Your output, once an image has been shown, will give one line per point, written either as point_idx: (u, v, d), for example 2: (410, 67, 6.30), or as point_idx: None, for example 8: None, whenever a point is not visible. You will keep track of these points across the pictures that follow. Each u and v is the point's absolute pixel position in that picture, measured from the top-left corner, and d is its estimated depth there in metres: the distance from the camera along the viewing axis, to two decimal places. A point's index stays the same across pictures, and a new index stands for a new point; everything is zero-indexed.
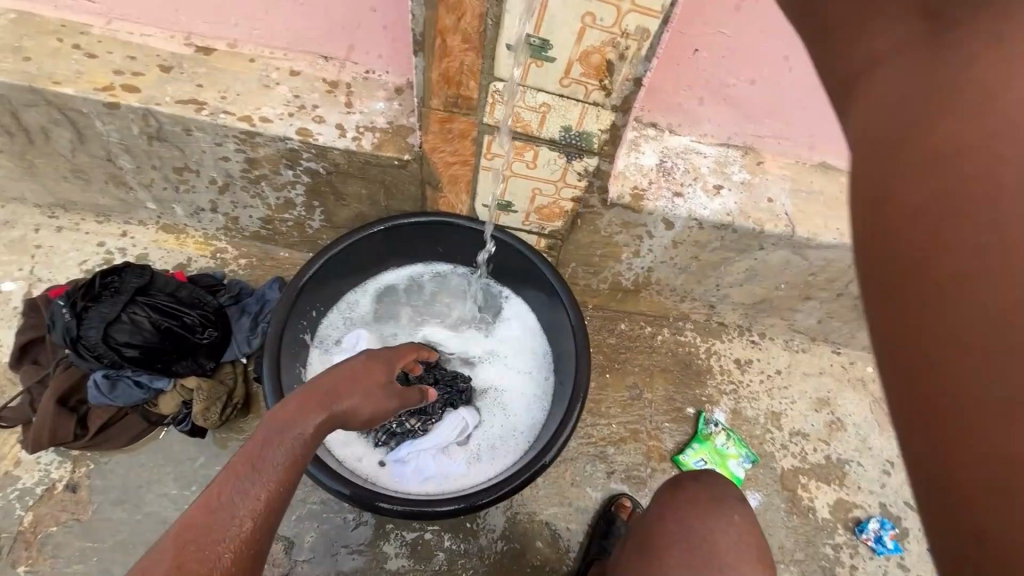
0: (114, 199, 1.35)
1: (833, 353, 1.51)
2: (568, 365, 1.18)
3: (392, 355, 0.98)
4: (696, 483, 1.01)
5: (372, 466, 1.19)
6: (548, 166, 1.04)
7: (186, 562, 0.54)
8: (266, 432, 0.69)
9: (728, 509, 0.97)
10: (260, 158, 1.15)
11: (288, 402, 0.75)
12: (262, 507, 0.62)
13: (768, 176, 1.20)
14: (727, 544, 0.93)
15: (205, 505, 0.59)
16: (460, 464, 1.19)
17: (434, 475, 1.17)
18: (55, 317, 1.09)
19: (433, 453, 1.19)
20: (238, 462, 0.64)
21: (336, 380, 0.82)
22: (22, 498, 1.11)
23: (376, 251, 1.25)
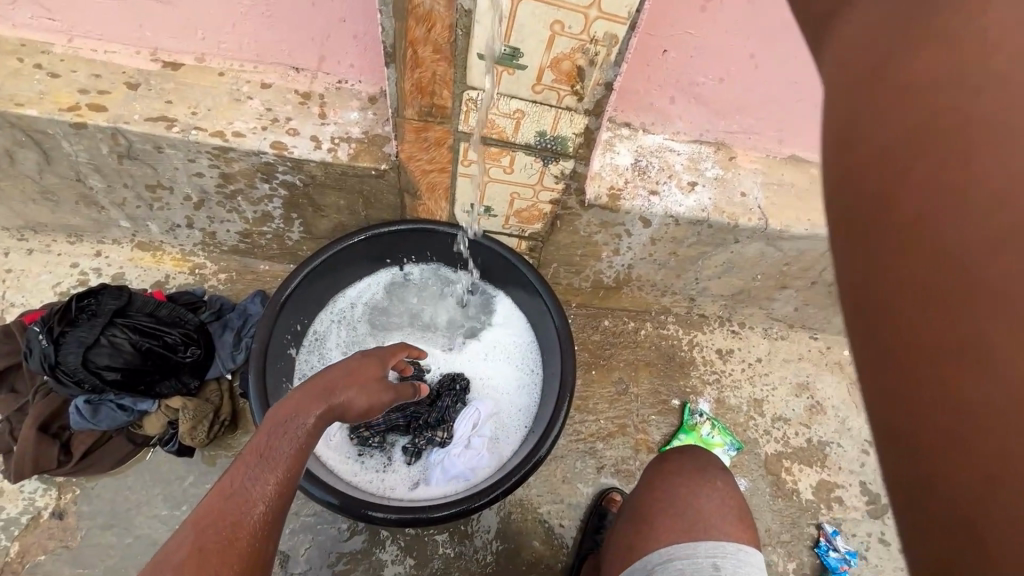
0: (86, 219, 1.32)
1: (810, 339, 1.55)
2: (554, 360, 1.19)
3: (383, 350, 0.92)
4: (680, 454, 1.03)
5: (400, 486, 1.18)
6: (525, 170, 1.05)
7: (206, 544, 0.56)
8: (272, 425, 0.70)
9: (712, 475, 0.98)
10: (234, 173, 1.14)
11: (289, 397, 0.74)
12: (273, 493, 0.63)
13: (741, 170, 1.23)
14: (712, 507, 0.93)
15: (219, 494, 0.61)
16: (484, 455, 1.20)
17: (465, 473, 1.18)
18: (31, 344, 1.06)
19: (454, 453, 1.19)
20: (248, 453, 0.65)
21: (335, 373, 0.79)
22: (7, 528, 1.09)
23: (353, 261, 1.24)
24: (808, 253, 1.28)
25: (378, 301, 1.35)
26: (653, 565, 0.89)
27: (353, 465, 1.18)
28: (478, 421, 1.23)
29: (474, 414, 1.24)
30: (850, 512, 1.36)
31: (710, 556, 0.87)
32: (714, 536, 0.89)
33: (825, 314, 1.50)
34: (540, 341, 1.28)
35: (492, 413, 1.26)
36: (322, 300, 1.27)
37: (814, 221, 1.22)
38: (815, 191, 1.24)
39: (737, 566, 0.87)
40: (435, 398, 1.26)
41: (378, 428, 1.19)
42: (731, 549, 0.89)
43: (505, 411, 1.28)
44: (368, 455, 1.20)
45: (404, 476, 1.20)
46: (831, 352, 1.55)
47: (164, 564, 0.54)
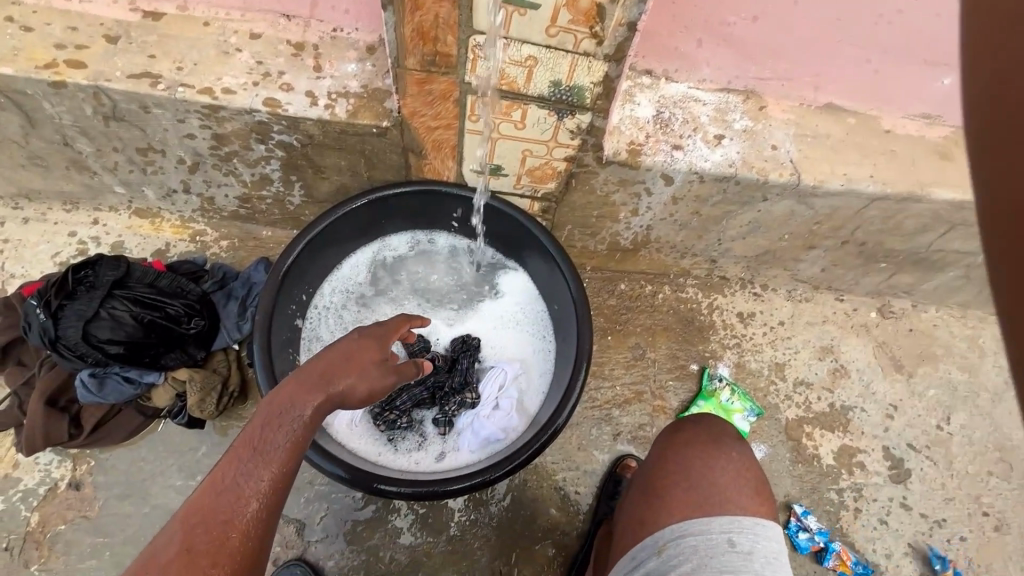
0: (79, 185, 1.27)
1: (836, 300, 1.48)
2: (569, 323, 1.15)
3: (382, 328, 0.87)
4: (694, 425, 0.99)
5: (434, 458, 1.17)
6: (538, 125, 0.97)
7: (195, 544, 0.56)
8: (266, 414, 0.67)
9: (727, 446, 0.94)
10: (228, 133, 1.07)
11: (284, 386, 0.71)
12: (267, 489, 0.62)
13: (772, 121, 1.13)
14: (727, 481, 0.89)
15: (210, 488, 0.61)
16: (514, 416, 1.17)
17: (499, 435, 1.16)
18: (29, 318, 1.03)
19: (483, 416, 1.17)
20: (240, 446, 0.64)
21: (329, 359, 0.75)
22: (26, 499, 1.10)
23: (351, 229, 1.18)
24: (841, 210, 1.19)
25: (380, 272, 1.30)
26: (665, 541, 0.85)
27: (384, 447, 1.16)
28: (503, 382, 1.20)
29: (498, 374, 1.20)
30: (871, 476, 1.33)
31: (724, 532, 0.83)
32: (729, 511, 0.85)
33: (853, 274, 1.42)
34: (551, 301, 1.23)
35: (516, 372, 1.22)
36: (323, 270, 1.21)
37: (851, 175, 1.12)
38: (852, 143, 1.14)
39: (754, 541, 0.83)
40: (454, 364, 1.22)
41: (403, 409, 1.15)
42: (747, 523, 0.84)
43: (527, 370, 1.24)
44: (400, 440, 1.17)
45: (438, 448, 1.18)
46: (858, 314, 1.48)
47: (155, 562, 0.55)
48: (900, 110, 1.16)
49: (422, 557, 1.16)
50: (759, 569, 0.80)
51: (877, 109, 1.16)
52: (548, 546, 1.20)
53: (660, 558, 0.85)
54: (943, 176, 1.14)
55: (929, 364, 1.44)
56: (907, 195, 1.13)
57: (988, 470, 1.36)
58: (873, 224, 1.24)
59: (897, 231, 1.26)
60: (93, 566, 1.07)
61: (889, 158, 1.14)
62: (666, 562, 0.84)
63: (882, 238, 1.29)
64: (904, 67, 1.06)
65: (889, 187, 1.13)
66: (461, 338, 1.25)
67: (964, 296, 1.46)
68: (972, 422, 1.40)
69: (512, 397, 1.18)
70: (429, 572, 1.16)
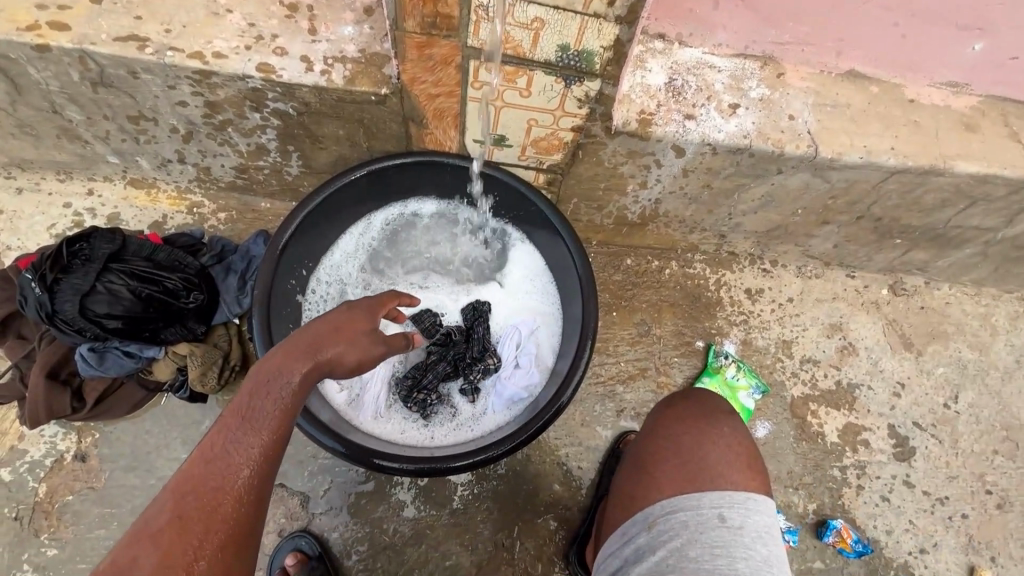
0: (72, 154, 1.23)
1: (847, 277, 1.45)
2: (574, 287, 1.12)
3: (371, 300, 0.85)
4: (686, 401, 0.95)
5: (471, 418, 1.18)
6: (544, 93, 0.92)
7: (186, 512, 0.55)
8: (253, 382, 0.65)
9: (719, 422, 0.89)
10: (220, 101, 1.03)
11: (271, 355, 0.69)
12: (258, 456, 0.61)
13: (790, 90, 1.08)
14: (719, 456, 0.84)
15: (199, 457, 0.59)
16: (535, 373, 1.15)
17: (524, 392, 1.15)
18: (25, 291, 1.01)
19: (505, 377, 1.17)
20: (229, 414, 0.62)
21: (319, 329, 0.74)
22: (33, 470, 1.11)
23: (347, 203, 1.14)
24: (858, 184, 1.15)
25: (380, 246, 1.27)
26: (656, 516, 0.81)
27: (422, 431, 1.15)
28: (519, 340, 1.20)
29: (514, 334, 1.21)
30: (875, 455, 1.33)
31: (715, 507, 0.79)
32: (719, 485, 0.81)
33: (867, 251, 1.39)
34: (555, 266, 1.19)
35: (532, 329, 1.21)
36: (322, 245, 1.19)
37: (871, 148, 1.07)
38: (874, 113, 1.09)
39: (746, 515, 0.78)
40: (469, 330, 1.21)
41: (431, 386, 1.15)
42: (739, 498, 0.79)
43: (542, 326, 1.22)
44: (433, 417, 1.16)
45: (470, 412, 1.18)
46: (869, 291, 1.45)
47: (145, 531, 0.54)
48: (926, 78, 1.10)
49: (425, 530, 1.17)
50: (750, 544, 0.76)
51: (901, 76, 1.10)
52: (550, 520, 1.20)
53: (649, 534, 0.80)
54: (967, 148, 1.09)
55: (939, 343, 1.42)
56: (929, 168, 1.08)
57: (993, 448, 1.35)
58: (890, 198, 1.19)
59: (915, 206, 1.22)
60: (102, 536, 1.09)
61: (912, 129, 1.09)
62: (655, 538, 0.80)
63: (899, 214, 1.25)
64: (933, 32, 1.00)
65: (911, 159, 1.08)
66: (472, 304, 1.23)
67: (979, 274, 1.42)
68: (980, 401, 1.38)
69: (530, 353, 1.18)
70: (432, 544, 1.17)
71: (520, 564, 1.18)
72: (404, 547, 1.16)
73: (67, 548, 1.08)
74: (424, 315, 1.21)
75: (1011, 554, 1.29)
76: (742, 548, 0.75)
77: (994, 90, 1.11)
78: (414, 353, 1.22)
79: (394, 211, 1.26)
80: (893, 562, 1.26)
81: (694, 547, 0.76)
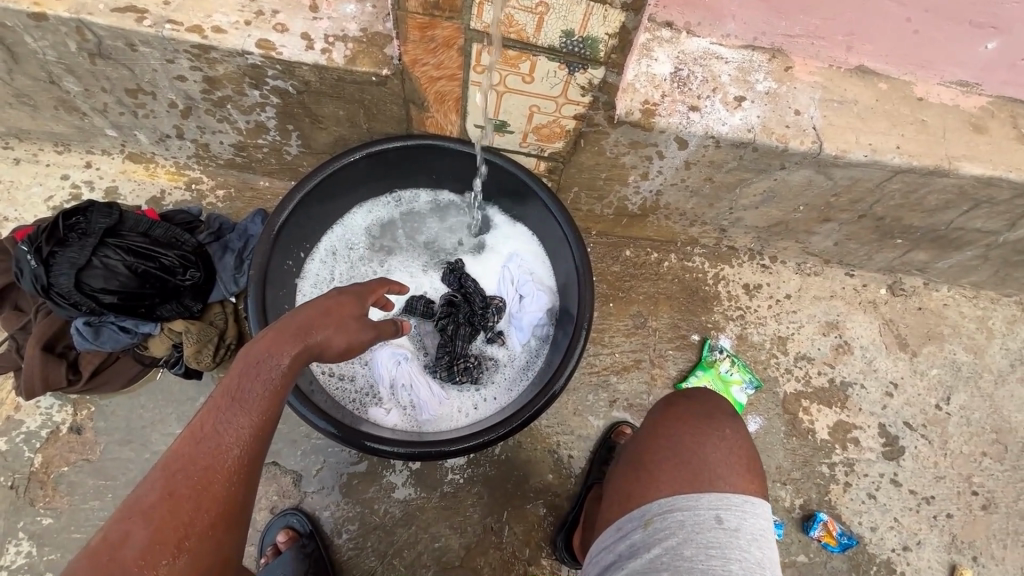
0: (69, 126, 1.22)
1: (846, 276, 1.45)
2: (571, 286, 1.12)
3: (361, 285, 0.85)
4: (687, 401, 0.95)
5: (509, 357, 1.22)
6: (547, 79, 0.91)
7: (177, 489, 0.56)
8: (242, 364, 0.65)
9: (719, 424, 0.90)
10: (220, 77, 1.02)
11: (260, 338, 0.69)
12: (248, 436, 0.61)
13: (797, 84, 1.06)
14: (718, 458, 0.85)
15: (190, 437, 0.59)
16: (542, 296, 1.19)
17: (542, 315, 1.19)
18: (20, 263, 1.01)
19: (517, 311, 1.21)
20: (219, 395, 0.62)
21: (308, 313, 0.74)
22: (29, 441, 1.12)
23: (337, 189, 1.12)
24: (862, 182, 1.14)
25: (374, 234, 1.26)
26: (652, 514, 0.82)
27: (475, 396, 1.17)
28: (514, 275, 1.23)
29: (506, 274, 1.24)
30: (865, 453, 1.33)
31: (713, 508, 0.79)
32: (718, 487, 0.81)
33: (867, 249, 1.38)
34: (547, 244, 1.19)
35: (519, 260, 1.24)
36: (318, 229, 1.18)
37: (876, 146, 1.06)
38: (881, 110, 1.07)
39: (742, 518, 0.79)
40: (461, 288, 1.22)
41: (465, 348, 1.17)
42: (737, 501, 0.80)
43: (529, 257, 1.24)
44: (486, 375, 1.19)
45: (505, 359, 1.21)
46: (867, 290, 1.44)
47: (136, 508, 0.55)
48: (935, 75, 1.08)
49: (415, 511, 1.19)
50: (745, 546, 0.76)
51: (911, 74, 1.08)
52: (539, 506, 1.22)
53: (645, 532, 0.81)
54: (973, 149, 1.08)
55: (935, 344, 1.42)
56: (934, 169, 1.07)
57: (982, 450, 1.36)
58: (894, 198, 1.18)
59: (918, 207, 1.21)
60: (96, 507, 1.10)
61: (919, 129, 1.08)
62: (650, 536, 0.80)
63: (901, 214, 1.24)
64: (945, 30, 0.99)
65: (916, 159, 1.06)
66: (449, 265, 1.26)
67: (979, 276, 1.42)
68: (972, 403, 1.39)
69: (529, 280, 1.21)
70: (422, 525, 1.18)
71: (507, 548, 1.19)
72: (394, 528, 1.18)
73: (61, 518, 1.09)
74: (415, 301, 1.21)
75: (993, 555, 1.30)
76: (737, 550, 0.76)
77: (1005, 91, 1.09)
78: (430, 336, 1.22)
79: (381, 199, 1.25)
80: (876, 558, 1.27)
81: (689, 546, 0.77)
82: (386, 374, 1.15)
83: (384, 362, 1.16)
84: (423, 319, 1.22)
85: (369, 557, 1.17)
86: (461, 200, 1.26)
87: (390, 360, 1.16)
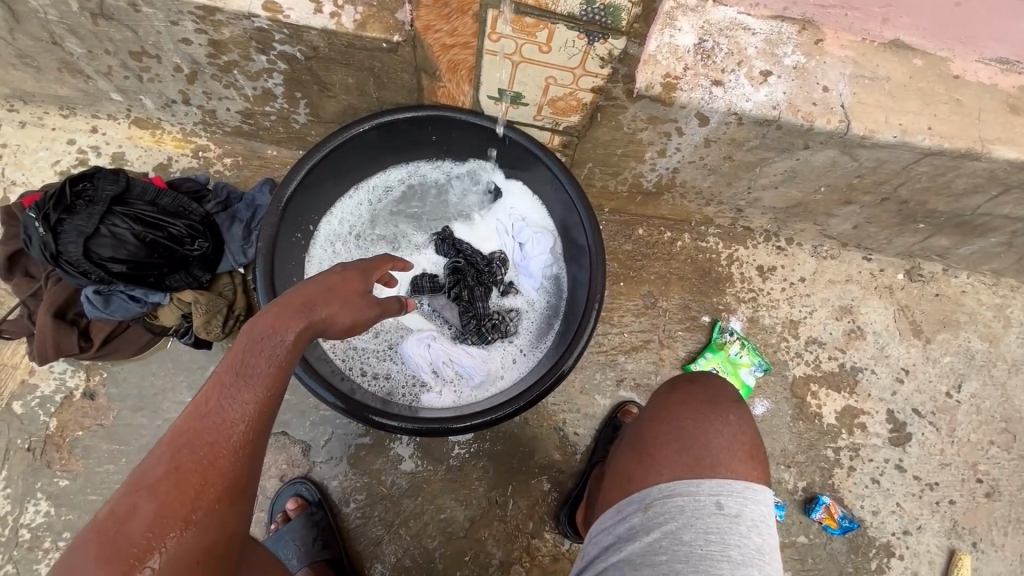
0: (74, 89, 1.20)
1: (863, 260, 1.41)
2: (576, 233, 1.10)
3: (365, 261, 0.83)
4: (692, 385, 0.94)
5: (526, 303, 1.22)
6: (565, 49, 0.87)
7: (183, 464, 0.56)
8: (247, 339, 0.65)
9: (723, 409, 0.89)
10: (225, 41, 0.98)
11: (263, 313, 0.68)
12: (253, 412, 0.61)
13: (827, 58, 1.01)
14: (721, 444, 0.84)
15: (193, 412, 0.59)
16: (544, 237, 1.19)
17: (548, 257, 1.20)
18: (28, 230, 1.00)
19: (523, 258, 1.22)
20: (222, 370, 0.61)
21: (312, 288, 0.73)
22: (44, 405, 1.14)
23: (340, 163, 1.09)
24: (887, 164, 1.10)
25: (384, 206, 1.24)
26: (651, 499, 0.82)
27: (515, 348, 1.18)
28: (511, 226, 1.23)
29: (502, 225, 1.23)
30: (871, 438, 1.33)
31: (713, 494, 0.79)
32: (719, 473, 0.81)
33: (887, 233, 1.34)
34: (539, 188, 1.16)
35: (507, 207, 1.22)
36: (324, 205, 1.16)
37: (906, 126, 1.01)
38: (914, 88, 1.02)
39: (743, 504, 0.79)
40: (459, 254, 1.21)
41: (484, 307, 1.17)
42: (738, 487, 0.80)
43: (520, 202, 1.21)
44: (513, 325, 1.19)
45: (524, 309, 1.22)
46: (884, 275, 1.41)
47: (142, 482, 0.55)
48: (974, 52, 1.02)
49: (422, 483, 1.20)
50: (745, 533, 0.77)
51: (948, 49, 1.02)
52: (544, 481, 1.23)
53: (644, 515, 0.81)
54: (1010, 132, 1.03)
55: (950, 331, 1.39)
56: (965, 152, 1.03)
57: (990, 439, 1.36)
58: (920, 181, 1.14)
59: (944, 191, 1.17)
60: (111, 471, 1.13)
61: (953, 108, 1.02)
62: (650, 519, 0.80)
63: (926, 198, 1.20)
64: (990, 3, 0.93)
65: (948, 142, 1.02)
66: (438, 235, 1.25)
67: (1001, 264, 1.38)
68: (983, 391, 1.37)
69: (524, 226, 1.21)
70: (428, 497, 1.20)
71: (511, 521, 1.21)
72: (400, 499, 1.20)
73: (78, 480, 1.12)
74: (420, 280, 1.20)
75: (993, 541, 1.31)
76: (737, 536, 0.76)
77: None
78: (448, 308, 1.20)
79: (382, 175, 1.22)
80: (875, 541, 1.29)
81: (689, 531, 0.77)
82: (422, 361, 1.15)
83: (417, 352, 1.15)
84: (433, 295, 1.21)
85: (375, 526, 1.19)
86: (466, 170, 1.23)
87: (420, 347, 1.15)
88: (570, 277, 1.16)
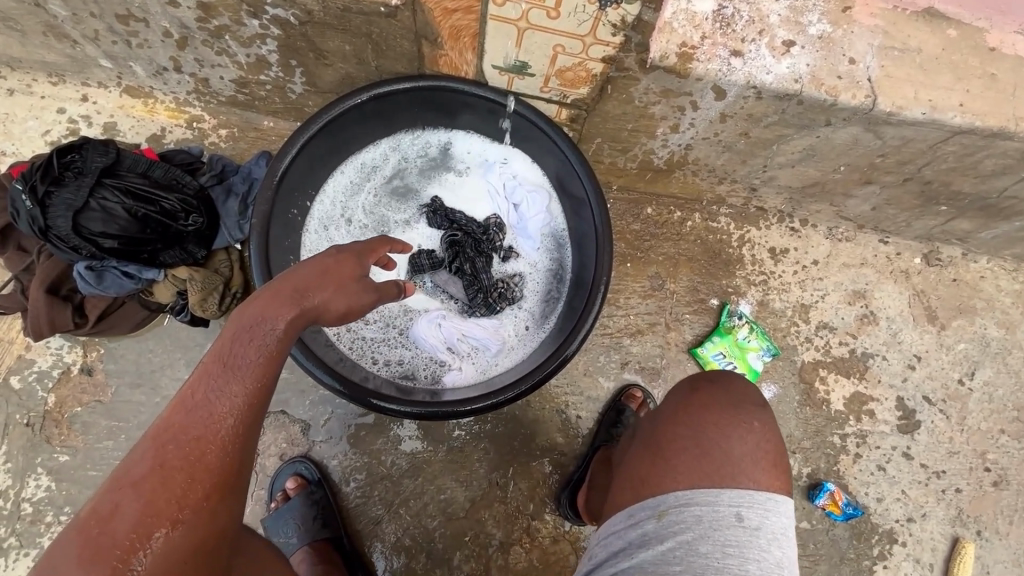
0: (61, 55, 1.15)
1: (879, 243, 1.36)
2: (574, 187, 1.05)
3: (360, 244, 0.80)
4: (711, 385, 0.91)
5: (528, 266, 1.19)
6: (575, 15, 0.82)
7: (168, 461, 0.54)
8: (235, 328, 0.62)
9: (747, 414, 0.86)
10: (215, 3, 0.93)
11: (252, 300, 0.65)
12: (242, 405, 0.59)
13: (855, 28, 0.94)
14: (744, 451, 0.82)
15: (179, 406, 0.57)
16: (539, 198, 1.15)
17: (546, 218, 1.16)
18: (16, 203, 0.97)
19: (518, 220, 1.18)
20: (209, 360, 0.59)
21: (304, 273, 0.70)
22: (42, 380, 1.13)
23: (335, 135, 1.04)
24: (913, 143, 1.04)
25: (379, 179, 1.19)
26: (667, 506, 0.80)
27: (514, 314, 1.16)
28: (502, 189, 1.18)
29: (494, 188, 1.19)
30: (879, 425, 1.31)
31: (733, 506, 0.77)
32: (741, 484, 0.79)
33: (906, 216, 1.29)
34: (534, 150, 1.11)
35: (499, 168, 1.18)
36: (319, 179, 1.11)
37: (936, 103, 0.95)
38: (947, 61, 0.96)
39: (764, 516, 0.77)
40: (453, 225, 1.17)
41: (489, 277, 1.15)
42: (760, 499, 0.78)
43: (514, 162, 1.17)
44: (519, 291, 1.16)
45: (526, 272, 1.19)
46: (901, 259, 1.37)
47: (126, 479, 0.54)
48: (1013, 22, 0.96)
49: (422, 464, 1.20)
50: (765, 546, 0.75)
51: (986, 18, 0.96)
52: (545, 463, 1.22)
53: (658, 523, 0.79)
54: None
55: (966, 318, 1.35)
56: (997, 131, 0.97)
57: (1001, 427, 1.33)
58: (946, 161, 1.08)
59: (971, 172, 1.11)
60: (111, 447, 1.13)
61: (987, 83, 0.96)
62: (664, 527, 0.79)
63: (951, 178, 1.14)
64: None
65: (979, 120, 0.96)
66: (428, 206, 1.19)
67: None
68: (997, 379, 1.34)
69: (517, 188, 1.17)
70: (428, 477, 1.20)
71: (511, 503, 1.21)
72: (400, 479, 1.19)
73: (77, 456, 1.12)
74: (417, 257, 1.16)
75: (998, 530, 1.29)
76: (756, 550, 0.75)
77: None
78: (452, 283, 1.17)
79: (377, 146, 1.17)
80: (878, 528, 1.28)
81: (706, 543, 0.75)
82: (436, 341, 1.13)
83: (428, 331, 1.13)
84: (433, 270, 1.17)
85: (375, 505, 1.19)
86: (465, 141, 1.18)
87: (432, 327, 1.13)
88: (574, 237, 1.13)
